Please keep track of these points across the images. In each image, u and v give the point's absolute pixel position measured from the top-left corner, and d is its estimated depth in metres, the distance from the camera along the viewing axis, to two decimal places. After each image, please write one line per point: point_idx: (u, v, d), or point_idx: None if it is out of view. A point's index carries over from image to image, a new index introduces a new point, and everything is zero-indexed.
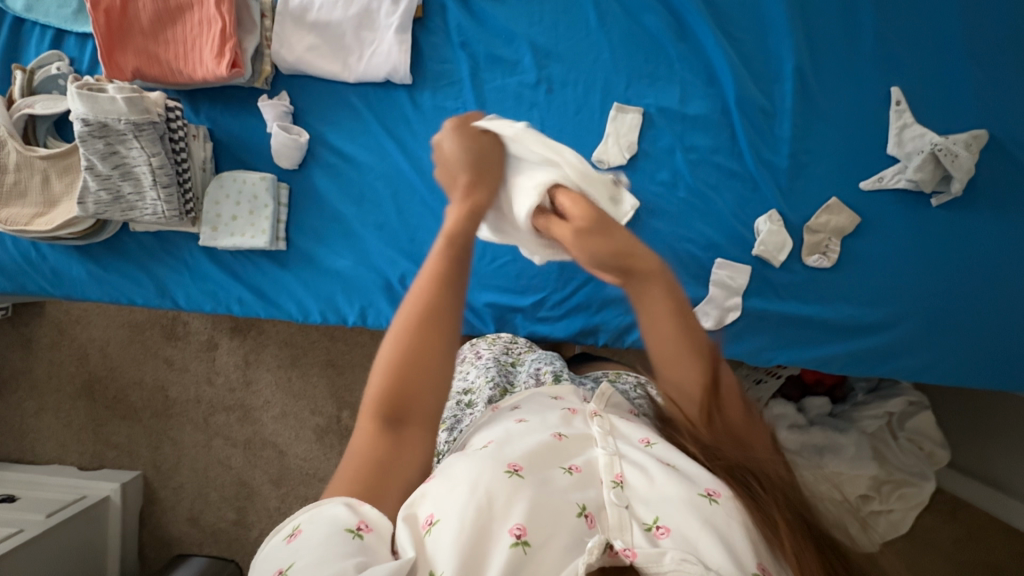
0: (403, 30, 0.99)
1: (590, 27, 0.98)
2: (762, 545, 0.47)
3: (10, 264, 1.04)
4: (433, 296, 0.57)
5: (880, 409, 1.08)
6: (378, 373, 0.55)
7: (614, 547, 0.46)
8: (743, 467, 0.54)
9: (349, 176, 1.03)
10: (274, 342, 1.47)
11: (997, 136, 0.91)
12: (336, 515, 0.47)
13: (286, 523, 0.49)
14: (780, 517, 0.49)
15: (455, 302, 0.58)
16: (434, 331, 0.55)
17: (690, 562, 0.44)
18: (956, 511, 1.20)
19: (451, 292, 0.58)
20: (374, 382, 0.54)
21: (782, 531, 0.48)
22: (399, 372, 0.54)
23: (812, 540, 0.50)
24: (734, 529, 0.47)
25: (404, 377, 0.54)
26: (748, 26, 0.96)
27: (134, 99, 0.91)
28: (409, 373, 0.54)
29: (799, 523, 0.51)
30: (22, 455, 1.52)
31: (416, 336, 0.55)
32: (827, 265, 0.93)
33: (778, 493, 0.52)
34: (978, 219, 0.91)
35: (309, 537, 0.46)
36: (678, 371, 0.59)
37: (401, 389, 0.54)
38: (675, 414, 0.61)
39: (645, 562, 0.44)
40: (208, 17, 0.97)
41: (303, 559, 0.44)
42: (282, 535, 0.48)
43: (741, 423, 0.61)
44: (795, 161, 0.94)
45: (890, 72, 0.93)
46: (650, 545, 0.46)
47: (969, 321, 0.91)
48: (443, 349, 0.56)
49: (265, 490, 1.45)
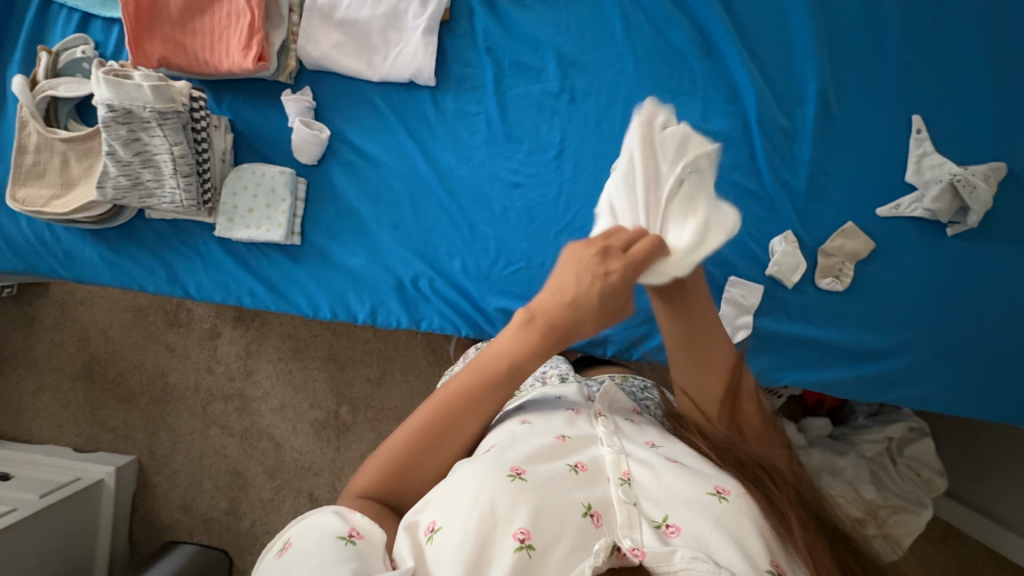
0: (430, 31, 0.99)
1: (616, 39, 0.99)
2: (774, 541, 0.49)
3: (25, 244, 1.04)
4: (456, 414, 0.56)
5: (880, 434, 1.08)
6: (375, 467, 0.55)
7: (620, 548, 0.44)
8: (755, 464, 0.56)
9: (367, 174, 1.03)
10: (276, 334, 1.48)
11: (1015, 169, 0.91)
12: (326, 523, 0.48)
13: (279, 539, 0.50)
14: (792, 515, 0.51)
15: (471, 427, 0.57)
16: (441, 443, 0.56)
17: (701, 560, 0.44)
18: (948, 539, 1.22)
19: (470, 419, 0.56)
20: (372, 472, 0.55)
21: (794, 526, 0.50)
22: (396, 473, 0.55)
23: (827, 540, 0.51)
24: (745, 527, 0.48)
25: (402, 471, 0.55)
26: (774, 46, 0.96)
27: (161, 88, 0.92)
28: (406, 471, 0.55)
29: (816, 521, 0.52)
30: (18, 434, 1.51)
31: (425, 446, 0.55)
32: (840, 288, 0.93)
33: (790, 488, 0.54)
34: (991, 250, 0.92)
35: (300, 547, 0.47)
36: (708, 371, 0.62)
37: (393, 482, 0.55)
38: (689, 408, 0.64)
39: (654, 562, 0.45)
40: (236, 9, 0.98)
41: (296, 569, 0.45)
42: (273, 552, 0.49)
43: (758, 423, 0.63)
44: (813, 184, 0.95)
45: (912, 101, 0.94)
46: (661, 544, 0.47)
47: (977, 352, 0.92)
48: (437, 467, 0.56)
49: (258, 481, 1.44)
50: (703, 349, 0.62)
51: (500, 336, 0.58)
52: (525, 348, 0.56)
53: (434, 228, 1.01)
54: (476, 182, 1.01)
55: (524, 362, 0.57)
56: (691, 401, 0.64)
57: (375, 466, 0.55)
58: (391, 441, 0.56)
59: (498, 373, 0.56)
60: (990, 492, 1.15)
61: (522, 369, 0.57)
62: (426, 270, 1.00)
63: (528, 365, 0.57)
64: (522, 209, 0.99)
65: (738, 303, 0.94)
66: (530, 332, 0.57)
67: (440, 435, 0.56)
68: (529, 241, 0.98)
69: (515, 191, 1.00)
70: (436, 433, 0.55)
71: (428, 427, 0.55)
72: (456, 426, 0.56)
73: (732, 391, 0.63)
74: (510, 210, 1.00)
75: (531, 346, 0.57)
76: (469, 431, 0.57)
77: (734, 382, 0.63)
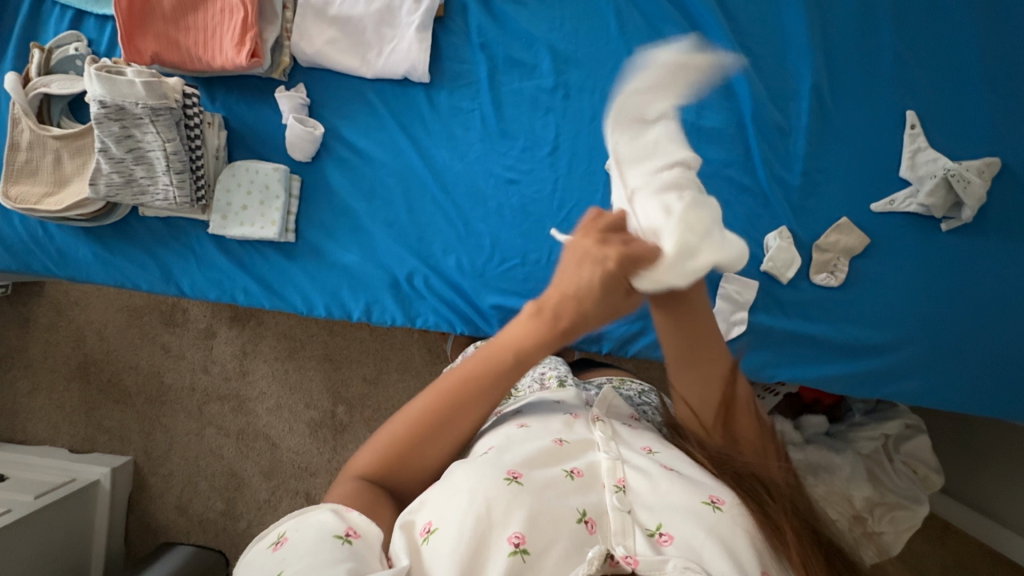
0: (424, 28, 0.99)
1: (610, 36, 0.99)
2: (767, 552, 0.48)
3: (18, 243, 1.04)
4: (457, 404, 0.57)
5: (876, 431, 1.07)
6: (373, 449, 0.56)
7: (614, 556, 0.45)
8: (751, 475, 0.55)
9: (361, 171, 1.03)
10: (272, 333, 1.47)
11: (1009, 163, 0.91)
12: (324, 521, 0.48)
13: (270, 531, 0.49)
14: (786, 524, 0.50)
15: (469, 419, 0.57)
16: (440, 433, 0.56)
17: (693, 569, 0.45)
18: (945, 536, 1.22)
19: (470, 411, 0.57)
20: (370, 452, 0.56)
21: (790, 538, 0.49)
22: (397, 455, 0.56)
23: (821, 553, 0.50)
24: (738, 538, 0.48)
25: (399, 457, 0.56)
26: (768, 42, 0.96)
27: (154, 84, 0.91)
28: (404, 458, 0.56)
29: (809, 532, 0.51)
30: (12, 435, 1.50)
31: (425, 432, 0.56)
32: (835, 284, 0.93)
33: (786, 501, 0.53)
34: (986, 245, 0.92)
35: (297, 543, 0.46)
36: (700, 381, 0.60)
37: (394, 463, 0.56)
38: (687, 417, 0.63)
39: (646, 569, 0.45)
40: (230, 5, 0.98)
41: (291, 565, 0.44)
42: (266, 544, 0.48)
43: (755, 435, 0.62)
44: (807, 179, 0.95)
45: (906, 96, 0.94)
46: (653, 552, 0.47)
47: (973, 347, 0.92)
48: (437, 453, 0.57)
49: (254, 482, 1.44)
50: (698, 358, 0.59)
51: (509, 326, 0.59)
52: (534, 339, 0.58)
53: (429, 226, 1.01)
54: (470, 178, 1.01)
55: (532, 353, 0.58)
56: (686, 409, 0.62)
57: (373, 449, 0.56)
58: (394, 423, 0.57)
59: (503, 366, 0.58)
60: (985, 487, 1.15)
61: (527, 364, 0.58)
62: (421, 267, 1.00)
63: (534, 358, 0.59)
64: (517, 205, 0.99)
65: (733, 299, 0.94)
66: (537, 326, 0.58)
67: (440, 423, 0.56)
68: (523, 238, 0.98)
69: (510, 187, 1.00)
70: (439, 418, 0.56)
71: (430, 412, 0.56)
72: (460, 413, 0.57)
73: (726, 401, 0.60)
74: (504, 207, 0.99)
75: (539, 337, 0.58)
76: (473, 417, 0.57)
77: (729, 393, 0.60)
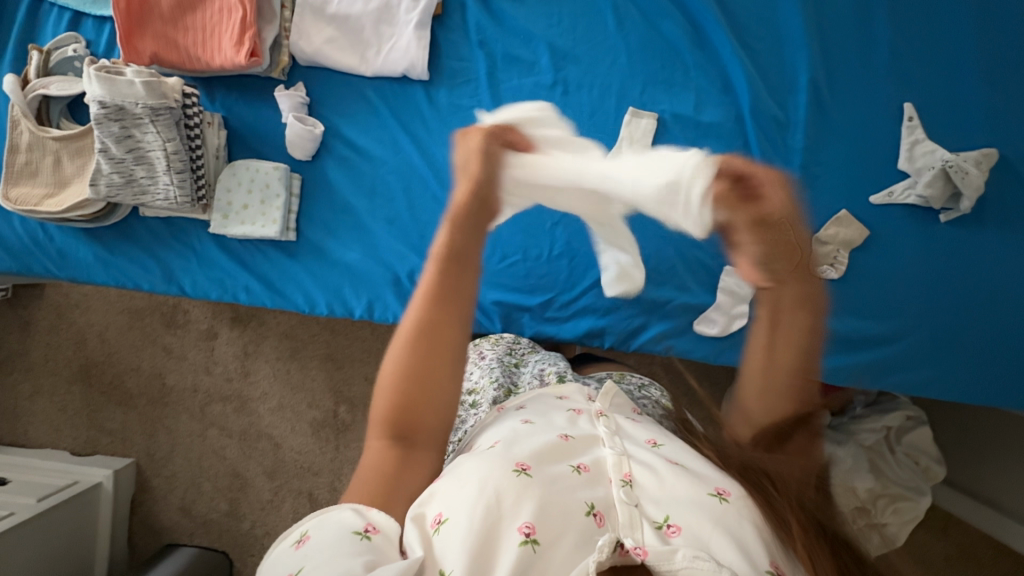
0: (423, 26, 1.00)
1: (609, 31, 0.99)
2: (776, 545, 0.48)
3: (18, 244, 1.04)
4: (435, 309, 0.57)
5: (878, 423, 1.07)
6: (382, 395, 0.56)
7: (623, 545, 0.47)
8: (758, 469, 0.54)
9: (361, 169, 1.03)
10: (274, 333, 1.47)
11: (1006, 154, 0.92)
12: (343, 519, 0.48)
13: (293, 529, 0.49)
14: (793, 520, 0.50)
15: (450, 315, 0.57)
16: (434, 345, 0.56)
17: (702, 558, 0.44)
18: (947, 527, 1.23)
19: (447, 311, 0.57)
20: (382, 398, 0.55)
21: (794, 530, 0.49)
22: (405, 389, 0.55)
23: (826, 543, 0.50)
24: (746, 530, 0.47)
25: (410, 392, 0.55)
26: (765, 36, 0.97)
27: (152, 84, 0.91)
28: (414, 387, 0.55)
29: (812, 525, 0.51)
30: (14, 438, 1.50)
31: (418, 349, 0.56)
32: (835, 276, 0.93)
33: (793, 496, 0.53)
34: (984, 236, 0.92)
35: (319, 541, 0.46)
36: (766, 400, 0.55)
37: (407, 403, 0.55)
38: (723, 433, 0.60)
39: (656, 561, 0.45)
40: (228, 5, 0.98)
41: (311, 561, 0.45)
42: (289, 542, 0.48)
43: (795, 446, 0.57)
44: (807, 172, 0.95)
45: (903, 89, 0.94)
46: (661, 543, 0.47)
47: (973, 337, 0.92)
48: (443, 362, 0.56)
49: (258, 482, 1.44)
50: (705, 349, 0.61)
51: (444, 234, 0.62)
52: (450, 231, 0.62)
53: (430, 222, 1.01)
54: None
55: (458, 239, 0.61)
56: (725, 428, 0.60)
57: (382, 397, 0.55)
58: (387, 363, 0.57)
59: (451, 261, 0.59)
60: (988, 480, 1.15)
61: (472, 248, 0.61)
62: (421, 263, 1.00)
63: (470, 243, 0.61)
64: None
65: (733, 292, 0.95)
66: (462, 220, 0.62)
67: (431, 337, 0.56)
68: (524, 234, 1.01)
69: None
70: (421, 337, 0.56)
71: (414, 329, 0.56)
72: (436, 318, 0.57)
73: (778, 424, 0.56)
74: None
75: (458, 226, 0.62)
76: (456, 316, 0.58)
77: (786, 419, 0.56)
